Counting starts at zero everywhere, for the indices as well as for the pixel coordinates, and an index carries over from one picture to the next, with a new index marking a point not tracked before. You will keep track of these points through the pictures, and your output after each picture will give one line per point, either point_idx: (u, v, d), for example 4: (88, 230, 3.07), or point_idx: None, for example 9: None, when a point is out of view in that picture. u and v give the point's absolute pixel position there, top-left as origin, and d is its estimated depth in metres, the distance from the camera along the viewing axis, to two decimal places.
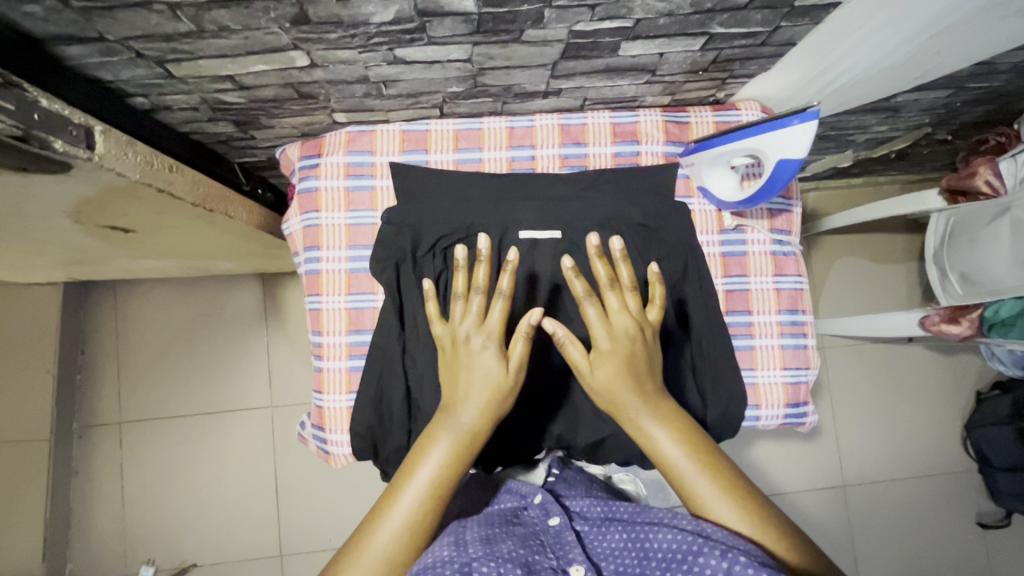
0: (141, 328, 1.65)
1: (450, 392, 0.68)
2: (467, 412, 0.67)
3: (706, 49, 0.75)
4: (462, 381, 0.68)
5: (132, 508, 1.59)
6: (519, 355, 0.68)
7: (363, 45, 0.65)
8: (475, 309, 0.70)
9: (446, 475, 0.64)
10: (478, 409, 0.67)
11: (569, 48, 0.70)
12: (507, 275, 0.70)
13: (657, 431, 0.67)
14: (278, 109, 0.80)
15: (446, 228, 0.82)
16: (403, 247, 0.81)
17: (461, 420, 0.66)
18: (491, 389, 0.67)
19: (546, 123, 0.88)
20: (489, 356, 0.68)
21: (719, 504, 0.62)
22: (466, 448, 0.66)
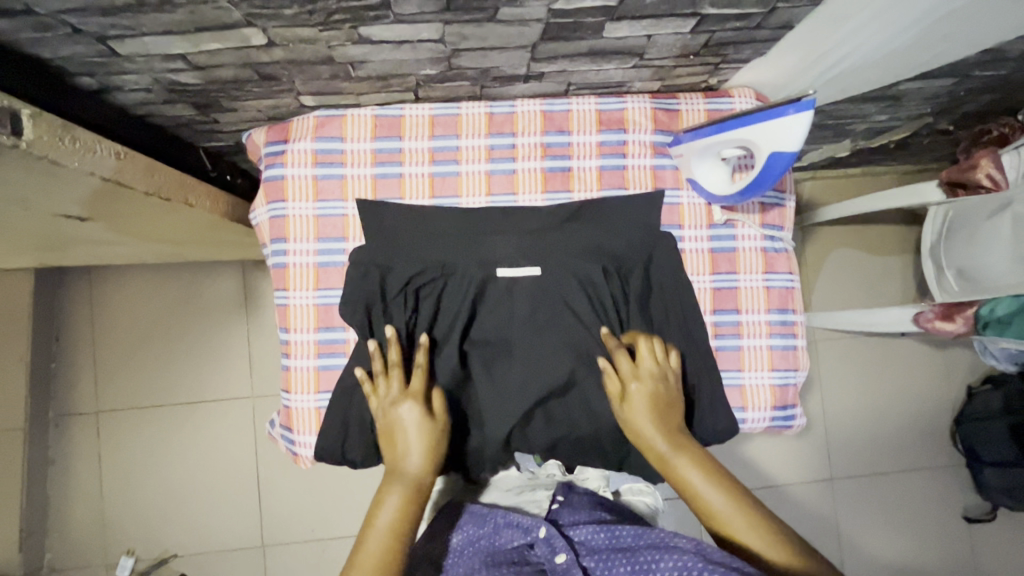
0: (118, 317, 1.60)
1: (391, 453, 0.74)
2: (410, 463, 0.73)
3: (697, 32, 0.70)
4: (399, 442, 0.74)
5: (111, 498, 1.57)
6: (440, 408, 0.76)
7: (323, 22, 0.60)
8: (398, 381, 0.75)
9: (399, 523, 0.70)
10: (418, 466, 0.73)
11: (550, 29, 0.65)
12: (423, 351, 0.77)
13: (684, 466, 0.72)
14: (239, 91, 0.75)
15: (416, 267, 0.79)
16: (374, 290, 0.78)
17: (409, 476, 0.73)
18: (426, 449, 0.74)
19: (528, 109, 0.83)
20: (416, 415, 0.74)
21: (747, 535, 0.67)
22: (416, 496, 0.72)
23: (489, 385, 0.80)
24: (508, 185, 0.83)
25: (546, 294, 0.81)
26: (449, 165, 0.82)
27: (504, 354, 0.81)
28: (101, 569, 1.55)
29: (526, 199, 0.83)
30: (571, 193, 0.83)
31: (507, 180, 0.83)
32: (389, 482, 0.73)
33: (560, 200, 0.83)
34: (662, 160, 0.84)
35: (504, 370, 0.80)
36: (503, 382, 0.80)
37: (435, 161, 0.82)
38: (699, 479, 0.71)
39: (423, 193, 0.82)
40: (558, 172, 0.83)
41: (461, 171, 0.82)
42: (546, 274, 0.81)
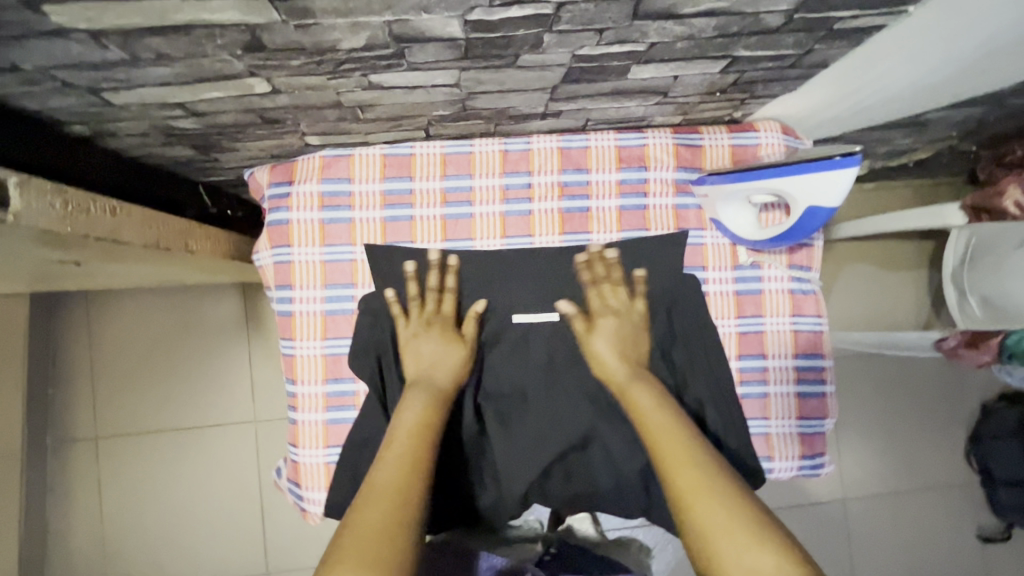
0: (116, 341, 1.56)
1: (416, 368, 0.73)
2: (441, 379, 0.72)
3: (726, 72, 0.66)
4: (425, 357, 0.73)
5: (111, 526, 1.53)
6: (472, 333, 0.75)
7: (331, 71, 0.56)
8: (432, 304, 0.76)
9: (413, 459, 0.63)
10: (445, 378, 0.73)
11: (572, 72, 0.61)
12: (452, 274, 0.76)
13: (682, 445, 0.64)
14: (241, 134, 0.71)
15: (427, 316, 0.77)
16: (383, 337, 0.76)
17: (433, 391, 0.71)
18: (454, 367, 0.73)
19: (544, 146, 0.79)
20: (439, 331, 0.74)
21: (730, 535, 0.56)
22: (422, 438, 0.66)
23: (504, 443, 0.77)
24: (525, 226, 0.79)
25: (565, 341, 0.77)
26: (463, 206, 0.78)
27: (520, 410, 0.77)
28: None
29: (544, 241, 0.79)
30: (590, 235, 0.80)
31: (524, 221, 0.79)
32: (411, 397, 0.70)
33: (579, 242, 0.79)
34: (685, 199, 0.80)
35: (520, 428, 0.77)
36: (519, 439, 0.76)
37: (448, 202, 0.78)
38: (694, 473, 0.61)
39: (435, 237, 0.78)
40: (577, 213, 0.79)
41: (475, 213, 0.78)
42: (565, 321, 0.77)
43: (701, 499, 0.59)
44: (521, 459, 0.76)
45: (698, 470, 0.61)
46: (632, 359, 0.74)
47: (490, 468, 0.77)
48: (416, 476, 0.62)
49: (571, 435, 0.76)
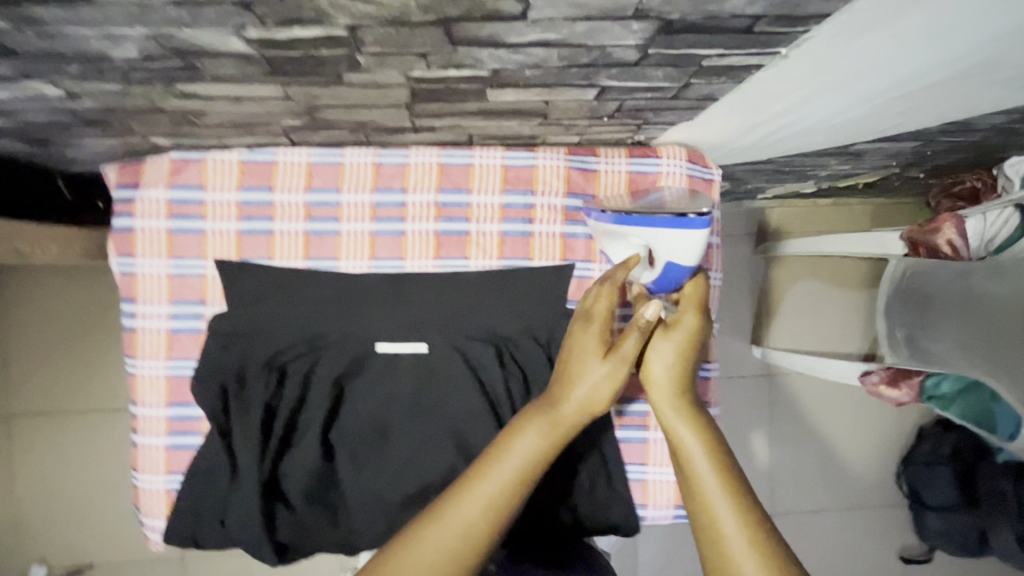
0: (28, 318, 1.49)
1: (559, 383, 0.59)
2: (568, 404, 0.58)
3: (604, 99, 0.59)
4: (580, 370, 0.59)
5: (22, 505, 1.50)
6: (633, 349, 0.57)
7: (123, 79, 0.48)
8: (595, 298, 0.61)
9: (508, 493, 0.54)
10: (577, 407, 0.59)
11: (419, 92, 0.54)
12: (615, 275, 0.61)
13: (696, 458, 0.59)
14: (67, 132, 0.63)
15: (284, 340, 0.70)
16: (230, 366, 0.69)
17: (555, 417, 0.58)
18: (590, 395, 0.59)
19: (422, 161, 0.72)
20: (592, 340, 0.59)
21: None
22: (533, 469, 0.56)
23: (356, 482, 0.72)
24: (395, 248, 0.73)
25: (430, 374, 0.72)
26: (328, 223, 0.72)
27: (377, 446, 0.72)
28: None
29: (415, 265, 0.73)
30: (467, 260, 0.74)
31: (394, 242, 0.73)
32: (531, 417, 0.59)
33: (455, 267, 0.74)
34: (574, 228, 0.75)
35: (376, 466, 0.72)
36: (374, 477, 0.72)
37: (311, 217, 0.72)
38: (733, 533, 0.53)
39: (296, 255, 0.72)
40: (453, 237, 0.74)
41: (341, 231, 0.72)
42: (433, 352, 0.72)
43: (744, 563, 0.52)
44: (376, 499, 0.72)
45: (737, 526, 0.54)
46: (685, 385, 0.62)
47: (343, 507, 0.72)
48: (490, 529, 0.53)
49: (429, 477, 0.71)
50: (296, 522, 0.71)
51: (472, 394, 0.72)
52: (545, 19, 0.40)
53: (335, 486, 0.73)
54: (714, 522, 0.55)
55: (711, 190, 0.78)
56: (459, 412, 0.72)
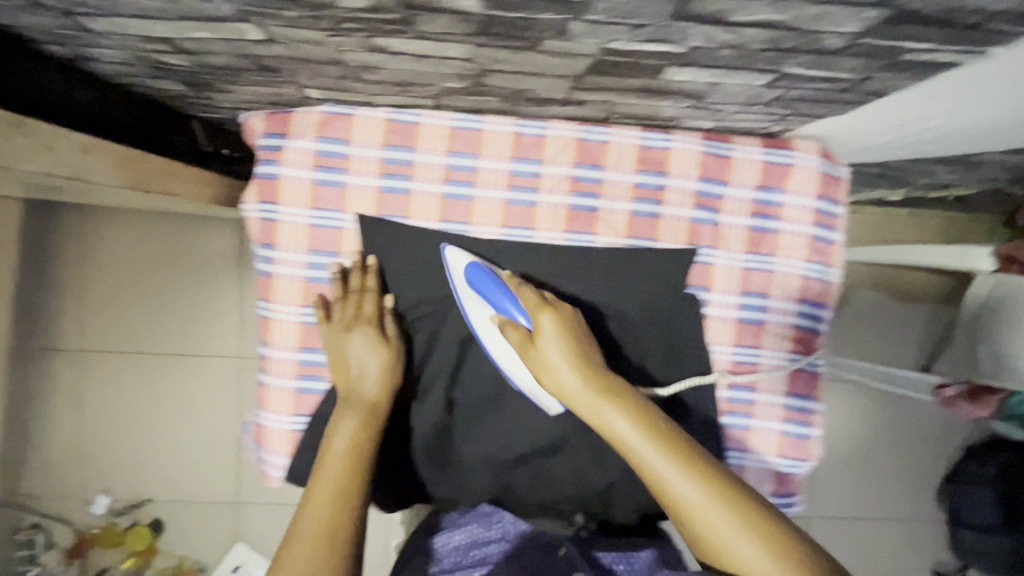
0: (107, 259, 1.54)
1: (343, 379, 0.72)
2: (367, 384, 0.71)
3: (773, 86, 0.59)
4: (354, 366, 0.72)
5: (89, 437, 1.56)
6: (394, 334, 0.74)
7: (332, 28, 0.50)
8: (353, 306, 0.73)
9: (347, 476, 0.66)
10: (376, 385, 0.72)
11: (600, 65, 0.55)
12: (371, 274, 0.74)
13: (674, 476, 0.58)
14: (234, 77, 0.65)
15: (423, 298, 0.75)
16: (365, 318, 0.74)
17: (371, 399, 0.71)
18: (381, 370, 0.72)
19: (560, 134, 0.74)
20: (367, 340, 0.72)
21: (748, 556, 0.53)
22: (358, 464, 0.67)
23: (473, 438, 0.76)
24: (526, 218, 0.76)
25: None
26: (464, 187, 0.74)
27: (493, 406, 0.75)
28: (76, 504, 1.56)
29: (543, 236, 0.76)
30: (593, 236, 0.76)
31: (526, 212, 0.75)
32: (340, 414, 0.70)
33: (581, 242, 0.76)
34: (701, 214, 0.76)
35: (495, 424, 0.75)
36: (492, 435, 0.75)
37: (449, 180, 0.74)
38: (692, 497, 0.56)
39: (431, 215, 0.75)
40: (583, 212, 0.76)
41: (476, 196, 0.75)
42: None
43: (719, 527, 0.55)
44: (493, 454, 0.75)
45: (709, 508, 0.56)
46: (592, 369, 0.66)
47: (460, 460, 0.76)
48: (349, 503, 0.65)
49: (540, 439, 0.75)
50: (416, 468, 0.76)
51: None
52: None
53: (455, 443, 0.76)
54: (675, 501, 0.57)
55: (840, 188, 0.78)
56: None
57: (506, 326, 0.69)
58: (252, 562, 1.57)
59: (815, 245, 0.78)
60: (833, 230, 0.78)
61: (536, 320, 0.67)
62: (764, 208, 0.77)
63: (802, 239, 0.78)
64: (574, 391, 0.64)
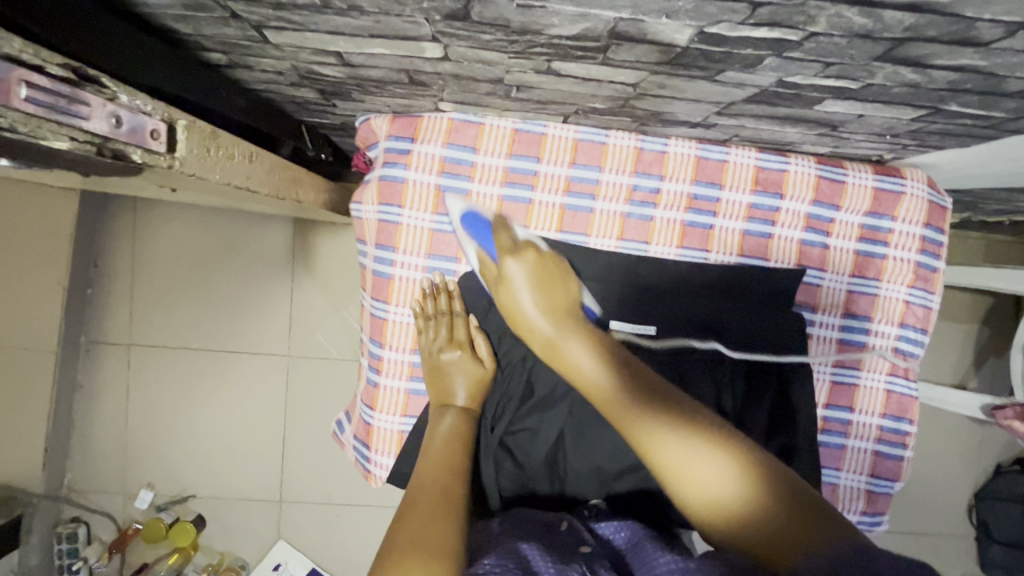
0: (159, 252, 1.54)
1: (437, 392, 0.73)
2: (458, 395, 0.73)
3: (917, 120, 0.61)
4: (449, 379, 0.73)
5: (135, 430, 1.56)
6: (486, 352, 0.77)
7: (518, 51, 0.51)
8: (445, 329, 0.74)
9: (454, 455, 0.67)
10: (468, 397, 0.73)
11: (762, 94, 0.56)
12: (452, 296, 0.75)
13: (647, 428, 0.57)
14: (378, 89, 0.66)
15: None
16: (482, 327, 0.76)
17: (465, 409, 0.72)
18: (473, 386, 0.74)
19: (681, 151, 0.75)
20: (463, 360, 0.74)
21: (702, 477, 0.53)
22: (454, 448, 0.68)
23: (580, 451, 0.75)
24: (642, 233, 0.77)
25: (662, 357, 0.75)
26: (584, 199, 0.75)
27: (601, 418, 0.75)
28: (121, 497, 1.56)
29: (658, 251, 0.77)
30: (707, 253, 0.78)
31: (643, 227, 0.76)
32: (439, 414, 0.72)
33: (694, 258, 0.77)
34: (812, 235, 0.78)
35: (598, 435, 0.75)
36: (596, 447, 0.75)
37: (570, 192, 0.75)
38: (660, 429, 0.56)
39: (550, 226, 0.76)
40: (699, 229, 0.77)
41: (596, 208, 0.76)
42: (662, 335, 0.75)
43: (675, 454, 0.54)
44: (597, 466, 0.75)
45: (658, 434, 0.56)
46: (564, 315, 0.68)
47: (564, 474, 0.76)
48: (458, 472, 0.65)
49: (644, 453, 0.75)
50: (519, 478, 0.76)
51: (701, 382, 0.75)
52: (996, 49, 0.42)
53: (560, 455, 0.76)
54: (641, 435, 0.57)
55: (944, 217, 0.80)
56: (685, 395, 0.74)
57: (484, 262, 0.72)
58: (293, 559, 1.56)
59: (920, 272, 0.80)
60: (938, 258, 0.80)
61: (501, 265, 0.71)
62: (872, 232, 0.79)
63: (908, 266, 0.79)
64: (548, 338, 0.67)
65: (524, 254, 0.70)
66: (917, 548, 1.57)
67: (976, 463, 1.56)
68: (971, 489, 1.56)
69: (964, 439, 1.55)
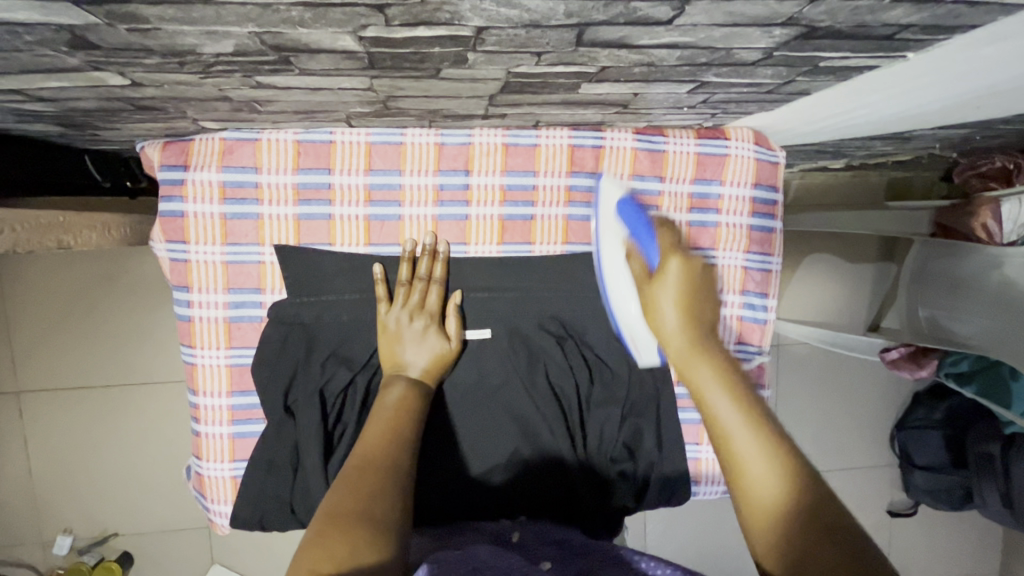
0: (30, 295, 1.40)
1: (387, 363, 0.69)
2: (411, 368, 0.68)
3: (695, 92, 0.56)
4: (397, 352, 0.69)
5: (39, 478, 1.45)
6: (455, 329, 0.71)
7: (201, 71, 0.44)
8: (420, 293, 0.70)
9: (400, 421, 0.62)
10: (423, 370, 0.69)
11: (511, 85, 0.51)
12: (383, 284, 0.70)
13: (715, 396, 0.57)
14: (114, 117, 0.58)
15: (366, 337, 0.72)
16: (294, 357, 0.70)
17: (416, 381, 0.68)
18: (434, 359, 0.70)
19: (486, 141, 0.71)
20: (427, 334, 0.70)
21: (753, 459, 0.52)
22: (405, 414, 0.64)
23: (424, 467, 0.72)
24: (459, 233, 0.73)
25: (495, 362, 0.74)
26: (390, 206, 0.71)
27: (441, 431, 0.73)
28: (37, 545, 1.47)
29: (479, 250, 0.74)
30: (531, 246, 0.74)
31: (458, 227, 0.73)
32: (389, 383, 0.67)
33: (518, 253, 0.74)
34: None
35: (438, 451, 0.72)
36: (440, 464, 0.72)
37: (372, 201, 0.71)
38: (722, 398, 0.57)
39: (357, 240, 0.71)
40: (518, 221, 0.74)
41: (403, 215, 0.72)
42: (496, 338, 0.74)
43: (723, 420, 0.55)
44: (444, 487, 0.71)
45: (743, 430, 0.54)
46: (700, 330, 0.63)
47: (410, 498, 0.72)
48: (401, 443, 0.60)
49: (490, 463, 0.73)
50: None
51: (535, 381, 0.74)
52: (685, 25, 0.38)
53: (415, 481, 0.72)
54: (698, 387, 0.59)
55: (777, 172, 0.77)
56: (523, 396, 0.74)
57: (634, 258, 0.67)
58: None
59: (756, 235, 0.78)
60: (773, 217, 0.78)
61: (663, 265, 0.65)
62: (702, 201, 0.76)
63: (742, 230, 0.77)
64: (682, 347, 0.62)
65: (688, 264, 0.65)
66: (847, 486, 1.61)
67: (893, 398, 1.59)
68: (890, 423, 1.60)
69: (879, 377, 1.58)
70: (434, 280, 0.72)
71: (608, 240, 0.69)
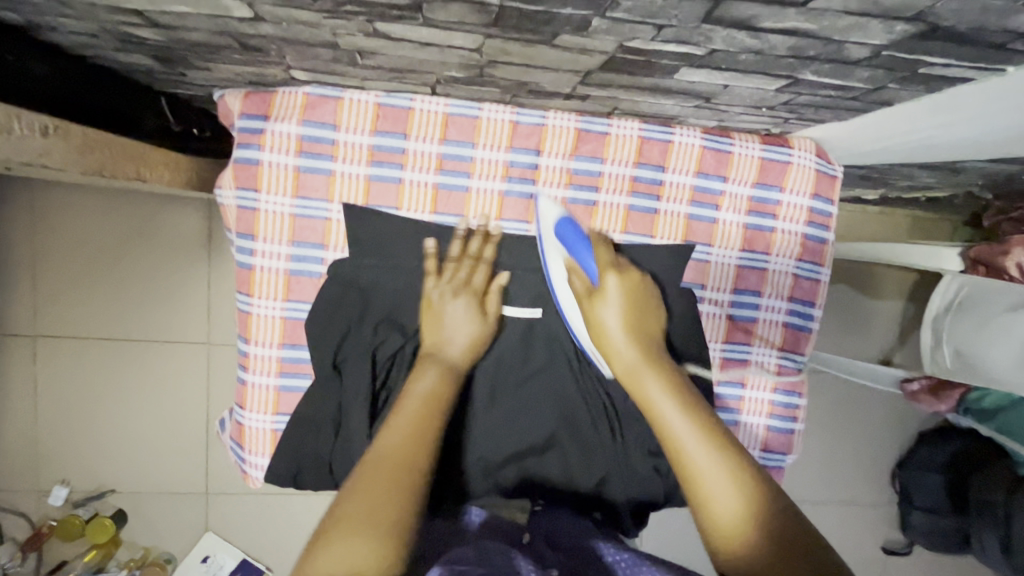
0: (60, 241, 1.40)
1: None
2: (450, 346, 0.66)
3: (782, 91, 0.58)
4: (444, 331, 0.67)
5: (44, 425, 1.44)
6: (494, 310, 0.70)
7: (329, 10, 0.46)
8: (466, 271, 0.70)
9: (429, 409, 0.59)
10: (460, 351, 0.67)
11: (614, 61, 0.52)
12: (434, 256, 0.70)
13: (667, 407, 0.58)
14: (213, 55, 0.60)
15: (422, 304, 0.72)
16: (350, 314, 0.71)
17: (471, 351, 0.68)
18: (471, 342, 0.68)
19: (559, 124, 0.73)
20: (471, 313, 0.68)
21: (709, 469, 0.53)
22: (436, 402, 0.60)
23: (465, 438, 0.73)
24: (523, 211, 0.74)
25: (544, 342, 0.75)
26: (459, 177, 0.72)
27: (484, 405, 0.73)
28: (32, 493, 1.45)
29: None
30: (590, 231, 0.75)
31: (523, 205, 0.74)
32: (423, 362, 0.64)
33: None
34: (699, 210, 0.76)
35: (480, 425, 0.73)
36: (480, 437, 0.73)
37: (443, 169, 0.72)
38: (658, 390, 0.59)
39: (424, 207, 0.72)
40: (580, 205, 0.75)
41: (471, 187, 0.73)
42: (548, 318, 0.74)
43: (668, 416, 0.57)
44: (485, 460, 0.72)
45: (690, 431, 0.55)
46: (644, 338, 0.64)
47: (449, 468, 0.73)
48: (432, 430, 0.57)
49: (529, 442, 0.74)
50: None
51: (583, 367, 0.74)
52: (815, 9, 0.39)
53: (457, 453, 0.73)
54: (647, 398, 0.59)
55: (834, 186, 0.79)
56: (568, 379, 0.74)
57: (576, 277, 0.68)
58: (222, 551, 1.48)
59: (809, 245, 0.79)
60: (827, 230, 0.80)
61: (602, 282, 0.65)
62: (761, 206, 0.77)
63: (797, 239, 0.78)
64: (629, 363, 0.62)
65: (627, 277, 0.67)
66: (850, 518, 1.60)
67: (902, 434, 1.60)
68: (897, 458, 1.60)
69: (890, 411, 1.59)
70: (479, 260, 0.71)
71: (553, 261, 0.70)
